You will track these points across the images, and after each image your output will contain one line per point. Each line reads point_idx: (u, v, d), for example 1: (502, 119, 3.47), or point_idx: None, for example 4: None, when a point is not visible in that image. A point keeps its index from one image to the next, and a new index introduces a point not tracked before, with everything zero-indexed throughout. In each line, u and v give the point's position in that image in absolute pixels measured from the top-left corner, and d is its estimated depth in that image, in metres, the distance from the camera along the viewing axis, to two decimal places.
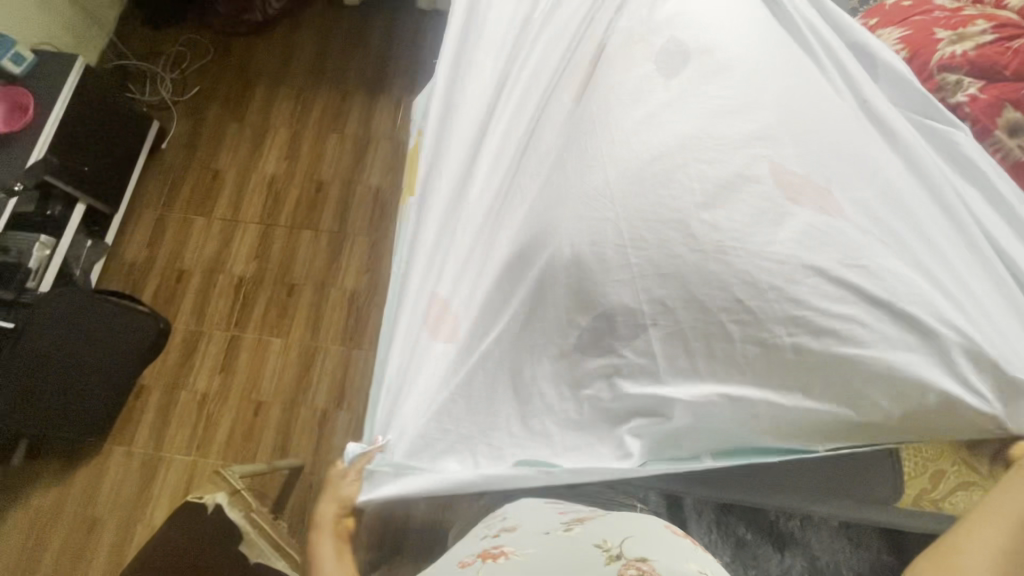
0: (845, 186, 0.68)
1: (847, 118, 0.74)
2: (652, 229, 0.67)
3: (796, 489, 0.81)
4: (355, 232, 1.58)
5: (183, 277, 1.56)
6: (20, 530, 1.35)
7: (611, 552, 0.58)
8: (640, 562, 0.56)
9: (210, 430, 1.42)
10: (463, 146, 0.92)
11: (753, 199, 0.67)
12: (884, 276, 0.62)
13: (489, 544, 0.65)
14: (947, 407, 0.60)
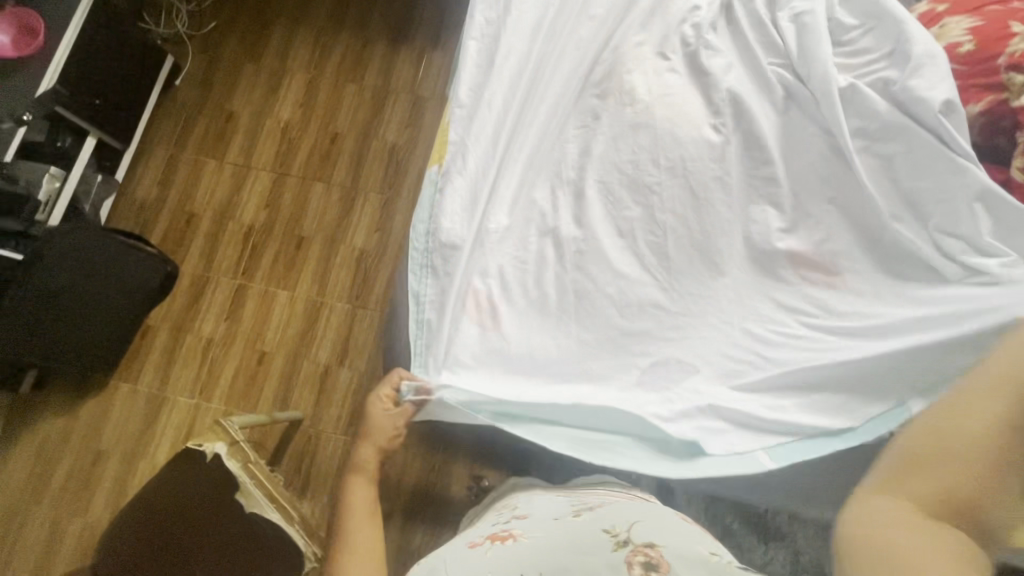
0: (822, 243, 0.86)
1: (841, 178, 0.88)
2: (667, 269, 0.86)
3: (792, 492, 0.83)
4: (367, 188, 1.55)
5: (193, 220, 1.55)
6: (30, 455, 1.39)
7: (619, 537, 0.61)
8: (648, 549, 0.58)
9: (214, 376, 1.44)
10: (500, 128, 0.92)
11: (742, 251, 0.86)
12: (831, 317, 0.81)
13: (498, 530, 0.70)
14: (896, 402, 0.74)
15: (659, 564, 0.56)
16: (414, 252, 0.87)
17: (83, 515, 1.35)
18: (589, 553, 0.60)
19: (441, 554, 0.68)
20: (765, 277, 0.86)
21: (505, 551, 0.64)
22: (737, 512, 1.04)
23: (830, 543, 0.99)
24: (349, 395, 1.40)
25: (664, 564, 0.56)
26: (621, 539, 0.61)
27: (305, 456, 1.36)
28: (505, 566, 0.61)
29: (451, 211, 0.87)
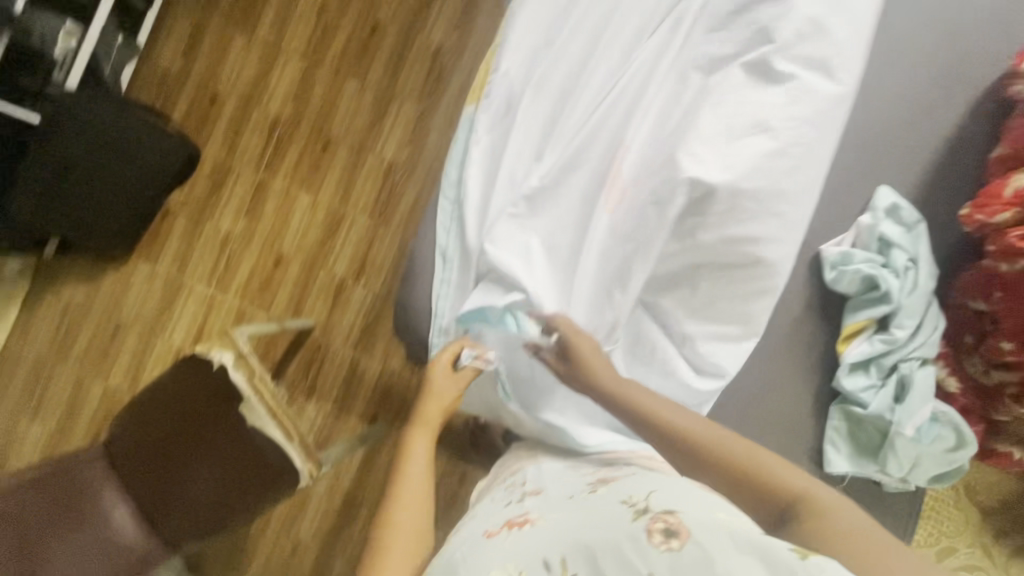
0: (923, 268, 0.74)
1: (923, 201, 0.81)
2: (731, 260, 0.74)
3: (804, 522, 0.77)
4: (404, 93, 1.40)
5: (217, 102, 1.44)
6: (53, 317, 1.44)
7: (639, 507, 0.52)
8: (667, 514, 0.49)
9: (230, 270, 1.42)
10: (562, 63, 0.79)
11: (828, 259, 0.75)
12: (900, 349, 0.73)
13: (514, 515, 0.60)
14: (915, 446, 0.71)
15: (680, 531, 0.47)
16: (445, 204, 0.79)
17: (104, 381, 1.42)
18: (607, 529, 0.50)
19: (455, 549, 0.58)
20: (826, 294, 0.77)
21: (527, 535, 0.55)
22: None
23: None
24: (361, 312, 1.38)
25: (684, 530, 0.47)
26: (639, 509, 0.51)
27: (313, 364, 1.37)
28: (527, 556, 0.52)
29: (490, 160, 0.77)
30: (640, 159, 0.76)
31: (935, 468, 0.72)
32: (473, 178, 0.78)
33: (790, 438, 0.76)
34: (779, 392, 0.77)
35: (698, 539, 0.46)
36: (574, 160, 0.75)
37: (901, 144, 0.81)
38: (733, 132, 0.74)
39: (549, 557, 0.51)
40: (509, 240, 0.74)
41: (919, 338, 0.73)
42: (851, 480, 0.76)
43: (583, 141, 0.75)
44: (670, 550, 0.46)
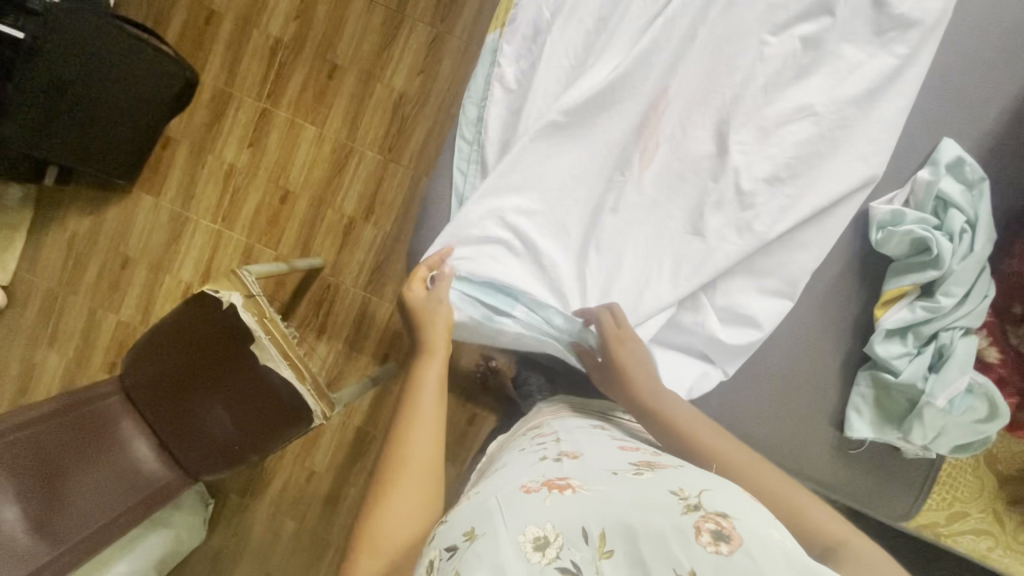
0: (985, 234, 0.68)
1: (993, 157, 0.73)
2: (768, 224, 0.71)
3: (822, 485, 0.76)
4: (416, 16, 1.28)
5: (214, 20, 1.33)
6: (60, 248, 1.41)
7: (690, 501, 0.47)
8: (721, 518, 0.44)
9: (236, 204, 1.37)
10: None
11: (877, 220, 0.70)
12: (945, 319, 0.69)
13: (553, 478, 0.54)
14: (944, 411, 0.68)
15: (732, 537, 0.43)
16: (463, 145, 0.73)
17: (116, 313, 1.41)
18: (652, 515, 0.45)
19: (484, 495, 0.54)
20: (869, 253, 0.73)
21: (566, 501, 0.49)
22: None
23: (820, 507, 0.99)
24: (371, 253, 1.34)
25: (736, 536, 0.43)
26: (691, 503, 0.46)
27: (323, 304, 1.35)
28: (564, 521, 0.47)
29: (518, 102, 0.71)
30: (675, 119, 0.72)
31: (962, 435, 0.69)
32: (496, 120, 0.72)
33: (812, 401, 0.74)
34: (808, 356, 0.74)
35: (753, 554, 0.41)
36: (605, 118, 0.71)
37: (975, 93, 0.73)
38: (771, 106, 0.72)
39: (587, 527, 0.46)
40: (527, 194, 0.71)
41: (966, 307, 0.68)
42: (871, 443, 0.74)
43: (619, 97, 0.71)
44: (719, 554, 0.42)
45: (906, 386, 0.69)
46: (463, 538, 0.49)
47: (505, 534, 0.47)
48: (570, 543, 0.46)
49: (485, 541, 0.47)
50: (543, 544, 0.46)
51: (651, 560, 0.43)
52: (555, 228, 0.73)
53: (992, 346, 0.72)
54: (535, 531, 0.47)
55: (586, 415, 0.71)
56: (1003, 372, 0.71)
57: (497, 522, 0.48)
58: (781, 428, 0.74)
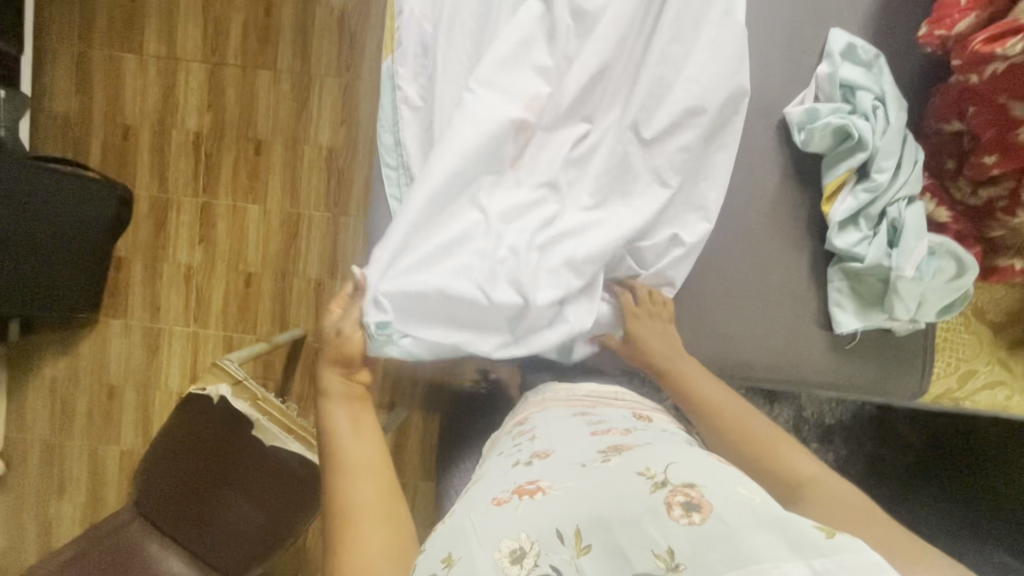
0: (897, 104, 0.71)
1: (884, 33, 0.76)
2: (698, 158, 0.73)
3: (827, 386, 0.77)
4: (320, 72, 1.31)
5: (131, 133, 1.34)
6: (43, 396, 1.39)
7: (657, 478, 0.48)
8: (689, 488, 0.46)
9: (203, 301, 1.37)
10: None
11: (796, 123, 0.73)
12: (891, 193, 0.70)
13: (524, 482, 0.54)
14: (917, 278, 0.69)
15: (702, 504, 0.44)
16: (391, 172, 0.74)
17: (117, 444, 1.39)
18: (622, 502, 0.47)
19: (459, 513, 0.54)
20: (800, 155, 0.75)
21: (539, 505, 0.50)
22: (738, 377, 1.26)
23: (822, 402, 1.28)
24: None
25: (707, 504, 0.44)
26: (658, 480, 0.48)
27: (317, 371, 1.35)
28: (537, 528, 0.48)
29: (428, 111, 0.72)
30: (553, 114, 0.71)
31: (942, 295, 0.70)
32: (416, 132, 0.73)
33: (796, 308, 0.75)
34: (779, 266, 0.75)
35: (723, 516, 0.42)
36: (477, 118, 0.67)
37: None
38: (652, 86, 0.72)
39: (562, 528, 0.47)
40: (415, 213, 0.65)
41: (903, 177, 0.70)
42: (862, 333, 0.76)
43: (515, 62, 0.69)
44: (692, 524, 0.43)
45: (870, 269, 0.71)
46: (442, 566, 0.49)
47: (481, 552, 0.48)
48: (547, 548, 0.47)
49: (462, 564, 0.47)
50: (519, 556, 0.47)
51: (630, 550, 0.44)
52: (492, 196, 0.69)
53: (941, 206, 0.73)
54: (511, 544, 0.48)
55: (569, 403, 0.71)
56: (960, 228, 0.73)
57: (472, 542, 0.49)
58: (771, 342, 0.75)
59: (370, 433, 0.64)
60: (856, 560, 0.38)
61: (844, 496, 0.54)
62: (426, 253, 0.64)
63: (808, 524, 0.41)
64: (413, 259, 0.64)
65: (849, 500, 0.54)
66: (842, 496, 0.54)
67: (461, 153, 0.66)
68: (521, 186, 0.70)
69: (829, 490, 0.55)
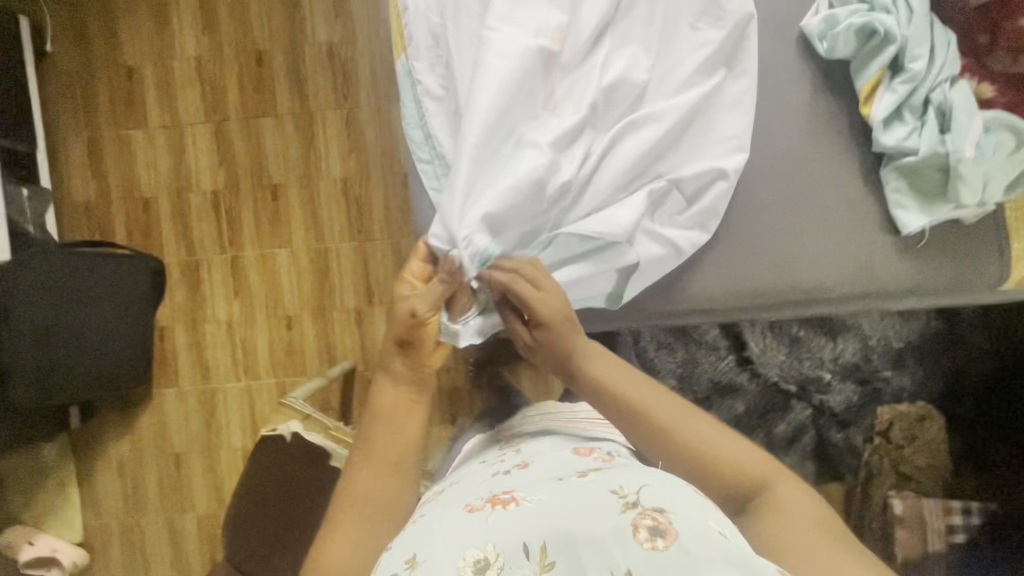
0: None
1: None
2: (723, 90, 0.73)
3: (896, 291, 0.75)
4: (321, 107, 1.33)
5: (151, 205, 1.37)
6: (113, 478, 1.40)
7: (628, 498, 0.52)
8: (657, 513, 0.50)
9: (250, 353, 1.38)
10: None
11: (815, 34, 0.72)
12: (931, 78, 0.69)
13: (499, 492, 0.58)
14: (976, 157, 0.67)
15: (667, 531, 0.49)
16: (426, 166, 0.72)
17: (192, 511, 1.39)
18: (588, 521, 0.51)
19: (430, 517, 0.58)
20: (825, 66, 0.74)
21: (507, 516, 0.54)
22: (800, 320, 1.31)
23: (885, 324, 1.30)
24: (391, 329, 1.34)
25: (672, 530, 0.49)
26: (629, 501, 0.52)
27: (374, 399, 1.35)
28: (504, 540, 0.51)
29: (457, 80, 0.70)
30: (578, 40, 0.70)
31: (1008, 169, 0.68)
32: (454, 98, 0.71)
33: (854, 215, 0.74)
34: (829, 176, 0.74)
35: (685, 544, 0.47)
36: (509, 52, 0.67)
37: None
38: (662, 28, 0.72)
39: (528, 542, 0.51)
40: (474, 148, 0.66)
41: (939, 60, 0.69)
42: (930, 230, 0.73)
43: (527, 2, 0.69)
44: (654, 549, 0.48)
45: (927, 159, 0.69)
46: (405, 566, 0.52)
47: (448, 557, 0.51)
48: (511, 561, 0.50)
49: (426, 566, 0.51)
50: (482, 566, 0.49)
51: (591, 567, 0.48)
52: (540, 134, 0.69)
53: (984, 83, 0.71)
54: (476, 553, 0.51)
55: (559, 423, 0.76)
56: (1007, 100, 0.71)
57: (438, 549, 0.52)
58: (831, 256, 0.74)
59: (403, 427, 0.67)
60: None
61: (810, 510, 0.59)
62: (495, 194, 0.66)
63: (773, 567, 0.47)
64: (486, 204, 0.66)
65: (807, 513, 0.58)
66: (800, 508, 0.59)
67: (501, 95, 0.66)
68: (562, 120, 0.70)
69: (788, 507, 0.58)
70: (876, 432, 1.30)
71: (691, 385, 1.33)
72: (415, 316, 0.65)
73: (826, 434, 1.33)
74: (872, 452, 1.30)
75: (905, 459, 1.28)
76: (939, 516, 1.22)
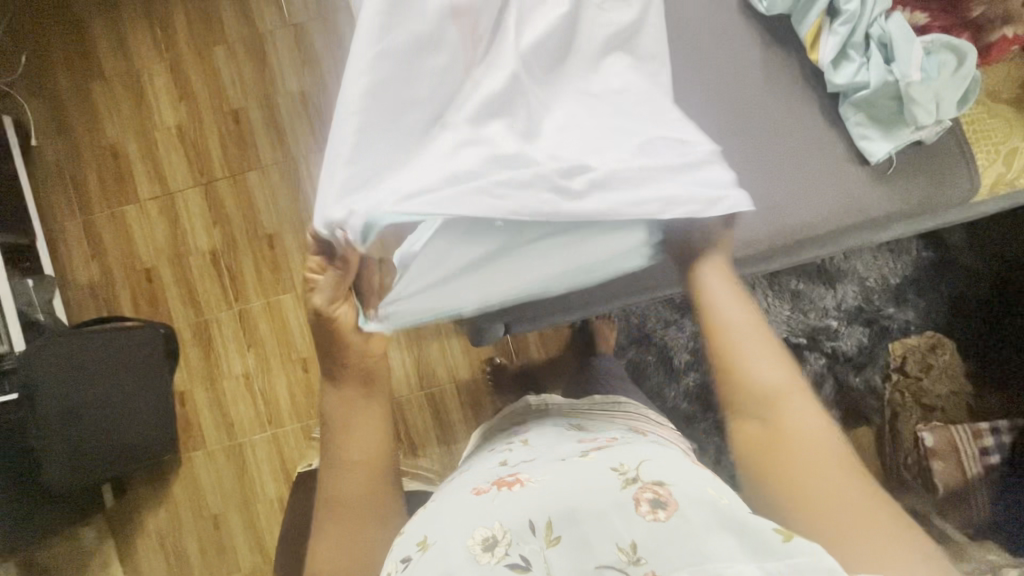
0: None
1: None
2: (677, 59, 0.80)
3: (872, 210, 0.78)
4: (303, 152, 1.38)
5: (153, 274, 1.40)
6: (155, 551, 1.40)
7: (628, 474, 0.55)
8: (657, 486, 0.54)
9: (271, 401, 1.39)
10: None
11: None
12: (869, 15, 0.73)
13: (504, 475, 0.61)
14: (921, 79, 0.72)
15: (668, 503, 0.52)
16: None
17: (238, 570, 1.39)
18: (593, 493, 0.54)
19: (440, 501, 0.61)
20: (769, 24, 0.80)
21: (515, 496, 0.56)
22: (797, 274, 1.36)
23: (877, 261, 1.34)
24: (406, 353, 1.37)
25: (672, 501, 0.52)
26: (629, 476, 0.55)
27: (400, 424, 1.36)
28: (511, 518, 0.54)
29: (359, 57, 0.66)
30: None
31: (955, 84, 0.72)
32: None
33: (814, 150, 0.78)
34: (783, 120, 0.78)
35: (683, 513, 0.51)
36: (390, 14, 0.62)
37: None
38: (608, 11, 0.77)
39: (534, 519, 0.53)
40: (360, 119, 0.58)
41: None
42: (897, 155, 0.78)
43: None
44: (656, 520, 0.51)
45: (881, 88, 0.73)
46: (416, 547, 0.55)
47: (456, 536, 0.53)
48: (518, 537, 0.52)
49: (435, 547, 0.53)
50: (491, 543, 0.52)
51: (595, 538, 0.51)
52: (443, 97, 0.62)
53: (917, 12, 0.76)
54: (484, 532, 0.53)
55: (568, 415, 0.79)
56: (942, 24, 0.76)
57: (447, 527, 0.55)
58: (798, 191, 0.78)
59: (364, 431, 0.68)
60: (808, 562, 0.46)
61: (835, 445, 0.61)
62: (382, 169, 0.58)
63: (769, 528, 0.49)
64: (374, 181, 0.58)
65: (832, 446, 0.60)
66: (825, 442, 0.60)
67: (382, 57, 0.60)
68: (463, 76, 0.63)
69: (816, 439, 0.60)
70: (892, 369, 1.33)
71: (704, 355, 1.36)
72: (320, 313, 0.64)
73: (845, 380, 1.34)
74: (892, 389, 1.32)
75: (926, 391, 1.30)
76: (971, 441, 1.21)
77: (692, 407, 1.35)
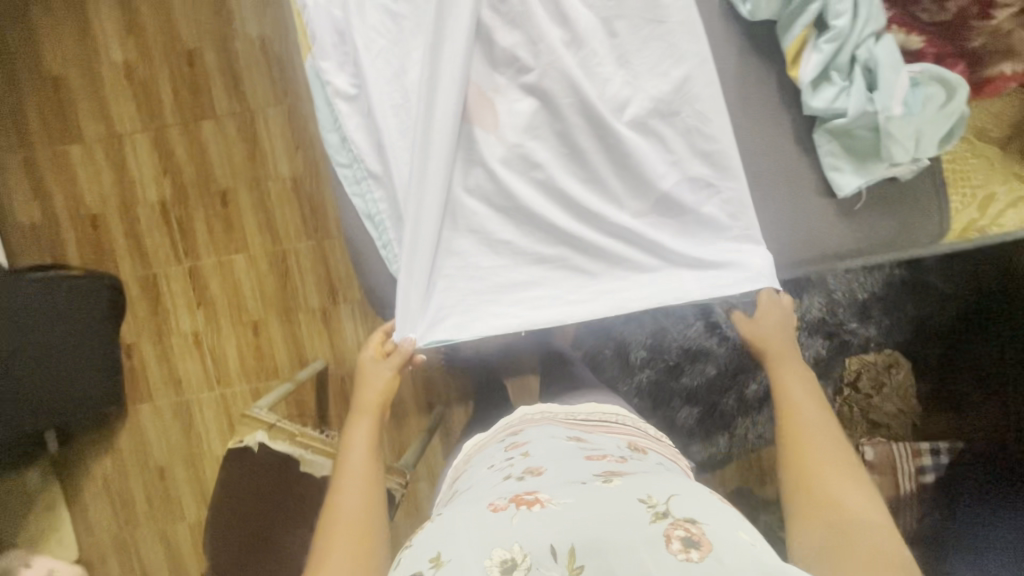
0: None
1: None
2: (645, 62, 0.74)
3: (850, 244, 0.74)
4: (261, 105, 1.28)
5: (99, 221, 1.34)
6: (100, 496, 1.41)
7: (658, 507, 0.53)
8: (690, 524, 0.50)
9: (220, 362, 1.37)
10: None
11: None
12: (854, 35, 0.68)
13: (522, 493, 0.58)
14: (904, 114, 0.67)
15: (701, 542, 0.49)
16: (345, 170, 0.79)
17: (183, 519, 1.41)
18: (626, 526, 0.51)
19: (453, 514, 0.57)
20: (751, 30, 0.73)
21: (534, 519, 0.53)
22: None
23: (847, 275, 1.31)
24: (359, 327, 1.34)
25: (706, 542, 0.49)
26: (659, 510, 0.52)
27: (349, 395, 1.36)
28: (530, 542, 0.50)
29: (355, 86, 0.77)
30: (473, 89, 0.76)
31: (942, 123, 0.67)
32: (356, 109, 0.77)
33: (780, 176, 0.73)
34: (752, 139, 0.73)
35: (719, 557, 0.48)
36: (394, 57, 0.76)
37: None
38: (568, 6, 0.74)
39: (556, 544, 0.50)
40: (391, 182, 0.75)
41: (863, 15, 0.68)
42: (866, 190, 0.73)
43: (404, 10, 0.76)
44: (689, 559, 0.48)
45: (858, 119, 0.68)
46: (429, 564, 0.51)
47: (473, 555, 0.50)
48: (538, 562, 0.49)
49: (452, 565, 0.50)
50: (510, 566, 0.49)
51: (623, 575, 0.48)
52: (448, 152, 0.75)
53: (911, 35, 0.71)
54: (503, 554, 0.50)
55: (567, 426, 0.76)
56: (936, 50, 0.70)
57: (462, 546, 0.51)
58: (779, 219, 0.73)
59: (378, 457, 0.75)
60: None
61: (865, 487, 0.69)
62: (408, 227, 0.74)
63: None
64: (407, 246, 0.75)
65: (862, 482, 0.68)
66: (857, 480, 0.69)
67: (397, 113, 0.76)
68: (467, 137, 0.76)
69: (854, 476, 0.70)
70: (845, 383, 1.33)
71: (661, 355, 1.34)
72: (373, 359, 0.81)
73: None
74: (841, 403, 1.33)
75: (874, 408, 1.31)
76: (909, 459, 1.22)
77: (643, 403, 1.35)
